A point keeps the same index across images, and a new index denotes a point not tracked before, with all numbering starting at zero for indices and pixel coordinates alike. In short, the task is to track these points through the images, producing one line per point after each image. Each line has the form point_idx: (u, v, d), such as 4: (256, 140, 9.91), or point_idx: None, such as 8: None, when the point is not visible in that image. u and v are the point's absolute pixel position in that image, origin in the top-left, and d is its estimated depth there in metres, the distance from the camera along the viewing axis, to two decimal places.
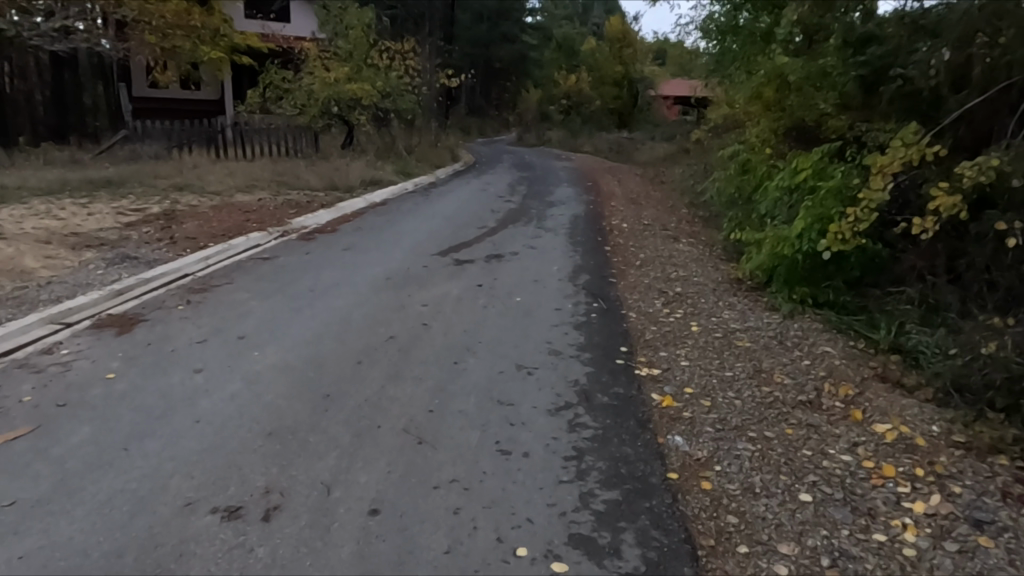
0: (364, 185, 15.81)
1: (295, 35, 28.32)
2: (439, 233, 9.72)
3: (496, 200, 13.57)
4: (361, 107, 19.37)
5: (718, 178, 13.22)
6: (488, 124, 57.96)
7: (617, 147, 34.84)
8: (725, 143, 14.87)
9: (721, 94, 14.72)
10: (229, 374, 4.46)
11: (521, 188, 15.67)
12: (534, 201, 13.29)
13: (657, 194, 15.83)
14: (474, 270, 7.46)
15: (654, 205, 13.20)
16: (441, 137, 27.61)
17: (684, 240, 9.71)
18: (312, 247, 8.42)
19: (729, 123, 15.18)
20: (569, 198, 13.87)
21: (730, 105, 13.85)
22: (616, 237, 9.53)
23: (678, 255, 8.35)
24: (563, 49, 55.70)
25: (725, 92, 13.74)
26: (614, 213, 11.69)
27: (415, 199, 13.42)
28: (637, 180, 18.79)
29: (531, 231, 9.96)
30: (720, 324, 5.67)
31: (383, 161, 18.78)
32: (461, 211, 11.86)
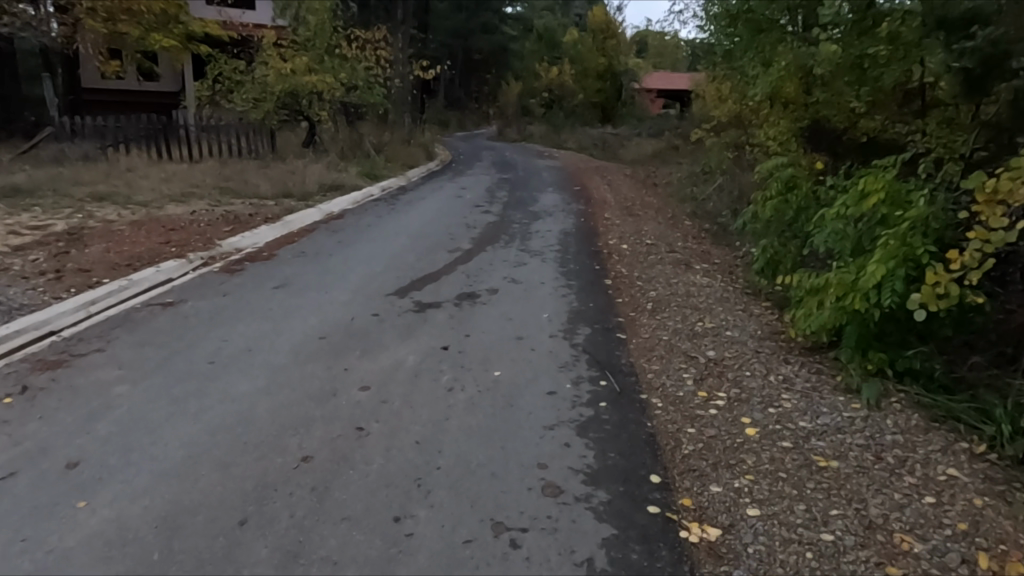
0: (325, 192, 14.00)
1: (255, 22, 26.22)
2: (400, 260, 7.97)
3: (472, 210, 11.81)
4: (323, 102, 17.46)
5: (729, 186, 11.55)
6: (467, 118, 55.97)
7: (603, 143, 33.15)
8: (730, 146, 13.27)
9: (727, 91, 13.04)
10: (8, 563, 2.67)
11: (501, 195, 13.92)
12: (516, 212, 11.56)
13: (654, 201, 14.16)
14: (439, 321, 5.73)
15: (654, 218, 11.53)
16: (416, 134, 25.76)
17: (697, 267, 8.04)
18: (234, 285, 6.62)
19: (734, 122, 13.53)
20: (555, 207, 12.15)
21: (739, 103, 12.18)
22: (616, 265, 7.84)
23: (696, 293, 6.68)
24: (544, 41, 53.88)
25: (735, 89, 12.06)
26: (610, 229, 9.99)
27: (380, 209, 11.66)
28: (628, 183, 17.13)
29: (512, 255, 8.25)
30: (783, 422, 3.99)
31: (347, 162, 16.88)
32: (431, 226, 10.11)
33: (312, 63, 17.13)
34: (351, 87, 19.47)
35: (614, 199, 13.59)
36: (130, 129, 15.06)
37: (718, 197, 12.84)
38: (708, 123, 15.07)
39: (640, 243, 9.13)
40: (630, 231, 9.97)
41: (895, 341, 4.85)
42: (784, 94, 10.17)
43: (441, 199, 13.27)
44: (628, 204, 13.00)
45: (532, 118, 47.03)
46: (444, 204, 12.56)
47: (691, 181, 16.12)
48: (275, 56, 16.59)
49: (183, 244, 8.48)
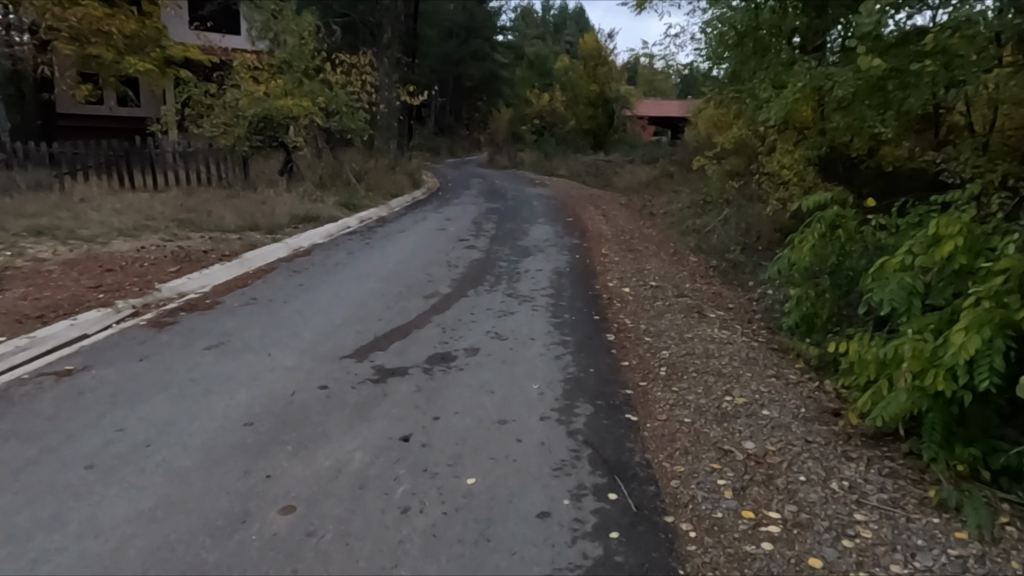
0: (296, 224, 12.92)
1: (235, 46, 25.27)
2: (367, 306, 6.84)
3: (455, 244, 10.72)
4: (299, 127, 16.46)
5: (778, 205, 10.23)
6: (457, 145, 55.29)
7: (595, 170, 32.34)
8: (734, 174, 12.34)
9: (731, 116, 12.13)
10: None
11: (488, 227, 12.86)
12: (504, 248, 10.48)
13: (654, 234, 13.12)
14: (403, 395, 4.58)
15: (656, 253, 10.50)
16: (402, 161, 24.79)
17: (710, 316, 6.97)
18: (157, 344, 5.45)
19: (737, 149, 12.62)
20: (547, 241, 11.09)
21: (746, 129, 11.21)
22: (619, 314, 6.73)
23: (716, 353, 5.57)
24: (535, 68, 53.50)
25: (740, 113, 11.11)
26: (609, 267, 8.92)
27: (353, 244, 10.56)
28: (624, 214, 16.17)
29: (497, 301, 7.14)
30: (867, 566, 2.85)
31: (324, 191, 15.81)
32: (408, 263, 8.99)
33: (288, 87, 16.12)
34: (331, 112, 18.50)
35: (610, 231, 12.58)
36: (88, 155, 13.82)
37: (723, 231, 11.82)
38: (711, 150, 14.11)
39: (642, 284, 8.04)
40: (630, 269, 8.89)
41: (988, 432, 3.72)
42: (800, 118, 9.21)
43: (424, 231, 12.19)
44: (627, 236, 12.00)
45: (522, 145, 46.35)
46: (426, 237, 11.50)
47: (691, 213, 15.14)
48: (247, 79, 15.56)
49: (115, 289, 7.29)
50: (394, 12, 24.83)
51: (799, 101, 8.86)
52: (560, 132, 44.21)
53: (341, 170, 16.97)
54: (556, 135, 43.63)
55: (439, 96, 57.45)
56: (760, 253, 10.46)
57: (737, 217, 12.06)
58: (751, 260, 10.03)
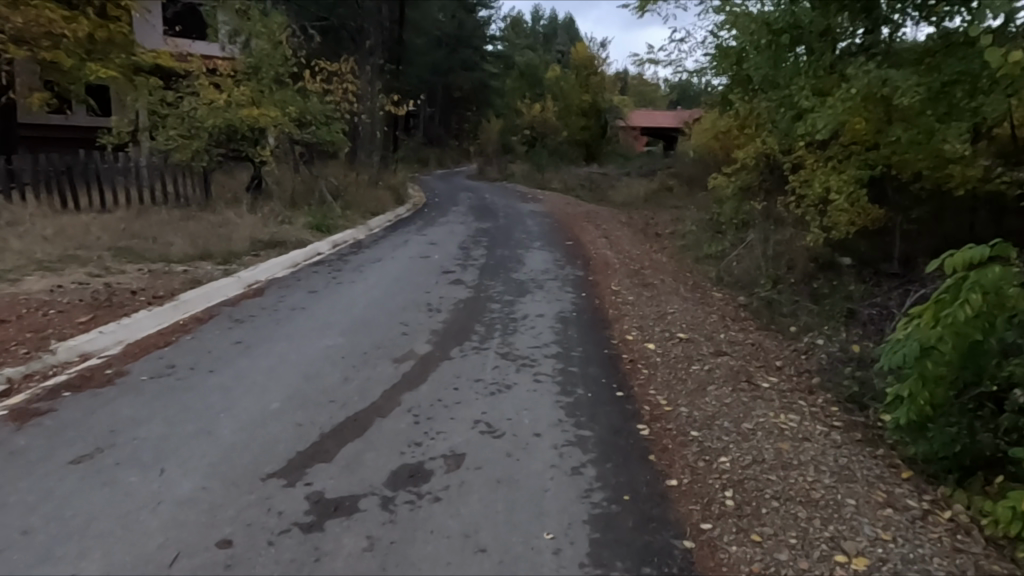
0: (258, 251, 11.31)
1: (205, 51, 23.51)
2: (318, 377, 5.23)
3: (437, 278, 9.14)
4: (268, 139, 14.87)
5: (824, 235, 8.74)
6: (445, 157, 53.69)
7: (589, 182, 30.95)
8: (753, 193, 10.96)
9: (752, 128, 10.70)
10: None
11: (477, 254, 11.28)
12: (496, 282, 8.90)
13: (664, 261, 11.61)
14: (345, 563, 2.97)
15: (675, 288, 8.96)
16: (384, 175, 23.23)
17: (756, 384, 5.47)
18: (4, 456, 3.81)
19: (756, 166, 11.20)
20: (546, 273, 9.53)
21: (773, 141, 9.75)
22: (649, 387, 5.15)
23: (794, 459, 4.01)
24: (526, 78, 52.20)
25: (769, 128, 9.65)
26: (625, 311, 7.37)
27: (319, 278, 8.97)
28: (626, 235, 14.71)
29: (487, 365, 5.56)
30: None
31: (294, 211, 14.20)
32: (378, 307, 7.40)
33: (254, 96, 14.50)
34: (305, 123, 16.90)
35: (618, 259, 11.05)
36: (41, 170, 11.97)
37: (747, 258, 10.32)
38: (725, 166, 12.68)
39: (668, 337, 6.49)
40: (649, 315, 7.32)
41: None
42: (850, 131, 7.75)
43: (404, 259, 10.63)
44: (637, 266, 10.49)
45: (513, 156, 44.87)
46: (405, 267, 9.93)
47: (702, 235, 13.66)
48: (207, 86, 13.87)
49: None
50: (376, 16, 23.32)
51: (851, 112, 7.42)
52: (552, 143, 42.77)
53: (314, 186, 15.36)
54: (548, 147, 42.23)
55: (427, 106, 55.90)
56: (794, 288, 8.97)
57: (761, 244, 10.58)
58: (787, 297, 8.52)
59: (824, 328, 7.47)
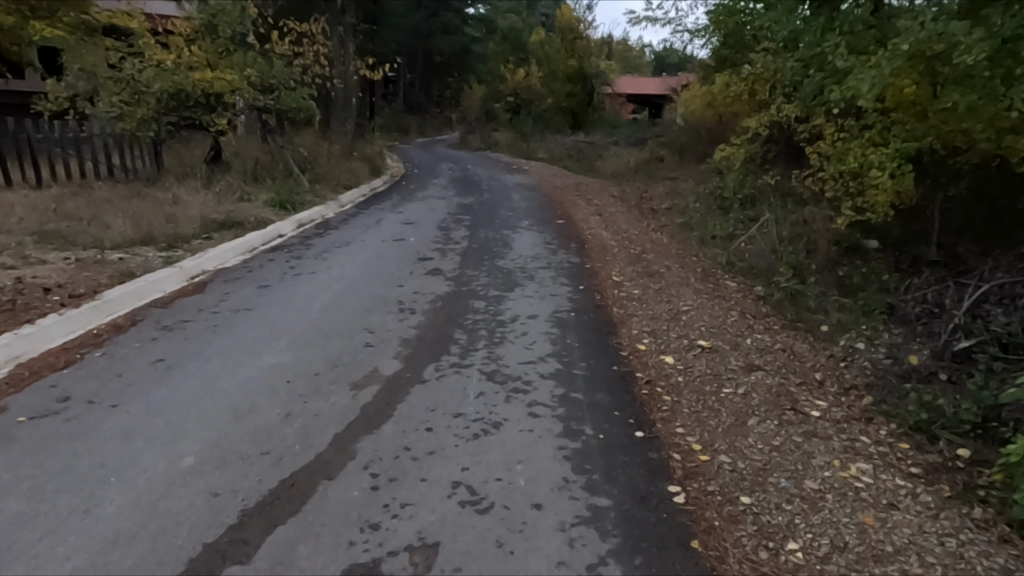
0: (212, 234, 10.03)
1: (162, 11, 21.64)
2: (252, 414, 4.08)
3: (412, 267, 7.95)
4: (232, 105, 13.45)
5: (855, 216, 7.65)
6: (426, 125, 51.80)
7: (577, 152, 29.64)
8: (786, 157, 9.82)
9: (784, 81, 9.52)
10: None
11: (458, 235, 10.09)
12: (480, 271, 7.76)
13: (666, 242, 10.50)
14: None
15: (685, 278, 7.86)
16: (360, 145, 21.78)
17: (802, 411, 4.44)
18: None
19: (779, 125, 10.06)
20: (536, 260, 8.38)
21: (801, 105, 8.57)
22: (676, 424, 4.07)
23: (886, 544, 2.96)
24: (509, 41, 50.20)
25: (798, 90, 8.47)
26: (632, 311, 6.27)
27: (275, 268, 7.75)
28: (622, 212, 13.56)
29: (470, 392, 4.44)
30: None
31: (256, 187, 12.87)
32: (339, 308, 6.22)
33: (209, 57, 13.02)
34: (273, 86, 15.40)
35: (617, 241, 9.91)
36: None
37: (761, 241, 9.25)
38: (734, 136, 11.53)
39: (688, 347, 5.39)
40: (660, 315, 6.22)
41: None
42: (894, 95, 6.60)
43: (376, 243, 9.42)
44: (638, 249, 9.36)
45: (496, 124, 43.25)
46: (375, 253, 8.73)
47: (705, 212, 12.54)
48: (153, 45, 12.43)
49: None
50: None
51: (897, 73, 6.27)
52: (537, 110, 41.15)
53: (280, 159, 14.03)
54: (533, 114, 40.65)
55: (406, 73, 53.77)
56: (819, 277, 7.93)
57: (776, 224, 9.50)
58: (813, 288, 7.47)
59: (861, 328, 6.45)
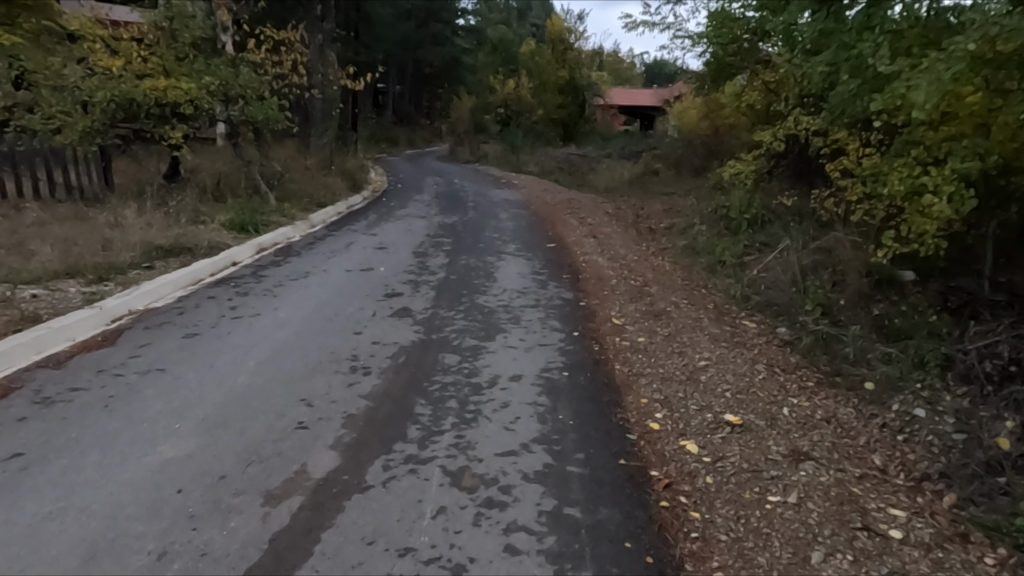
0: (155, 263, 8.81)
1: (128, 18, 20.45)
2: (115, 552, 2.88)
3: (376, 306, 6.76)
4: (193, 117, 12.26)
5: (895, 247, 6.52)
6: (415, 137, 50.69)
7: (569, 164, 28.63)
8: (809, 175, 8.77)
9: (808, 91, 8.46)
10: None
11: (435, 264, 8.90)
12: (455, 312, 6.58)
13: (669, 270, 9.35)
14: None
15: (696, 318, 6.71)
16: (340, 159, 20.63)
17: (876, 528, 3.29)
18: None
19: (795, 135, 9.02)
20: (521, 296, 7.20)
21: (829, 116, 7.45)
22: (712, 567, 2.91)
23: None
24: (499, 52, 49.38)
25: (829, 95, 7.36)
26: (639, 370, 5.09)
27: (212, 310, 6.53)
28: (618, 232, 12.45)
29: (425, 508, 3.26)
30: None
31: (215, 206, 11.65)
32: (276, 367, 5.02)
33: (166, 61, 11.85)
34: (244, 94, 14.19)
35: (615, 269, 8.77)
36: None
37: (779, 271, 8.12)
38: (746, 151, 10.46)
39: (713, 424, 4.22)
40: (673, 373, 5.05)
41: None
42: (949, 108, 5.45)
43: (339, 274, 8.24)
44: (639, 280, 8.21)
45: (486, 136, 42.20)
46: (336, 288, 7.54)
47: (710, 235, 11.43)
48: (100, 51, 11.26)
49: None
50: None
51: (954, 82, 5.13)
52: (527, 122, 40.15)
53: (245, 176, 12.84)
54: (523, 126, 39.64)
55: (394, 84, 52.77)
56: (851, 318, 6.81)
57: (795, 251, 8.39)
58: (848, 332, 6.34)
59: (916, 387, 5.31)
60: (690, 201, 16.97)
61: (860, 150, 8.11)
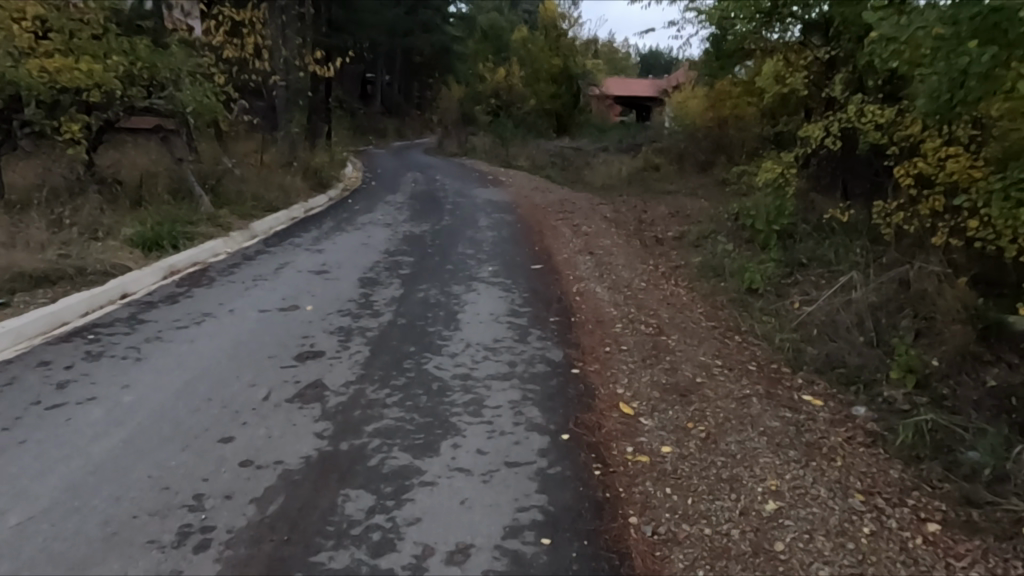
0: (13, 298, 6.69)
1: None
2: None
3: (276, 380, 4.65)
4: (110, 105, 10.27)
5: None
6: (402, 129, 48.34)
7: (562, 158, 26.48)
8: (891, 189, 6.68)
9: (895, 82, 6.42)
10: None
11: (382, 298, 6.78)
12: (387, 392, 4.48)
13: (688, 304, 7.27)
14: None
15: (739, 395, 4.64)
16: (307, 154, 18.47)
17: None
18: None
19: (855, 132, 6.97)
20: (489, 359, 5.09)
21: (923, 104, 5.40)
22: None
23: None
24: (490, 40, 47.09)
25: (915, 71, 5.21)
26: (671, 534, 3.07)
27: (26, 390, 4.38)
28: (619, 245, 10.36)
29: None
30: None
31: (128, 215, 9.54)
32: (48, 538, 2.92)
33: (65, 37, 9.75)
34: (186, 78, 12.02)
35: (619, 306, 6.67)
36: None
37: (839, 313, 6.08)
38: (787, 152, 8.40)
39: None
40: (727, 540, 3.03)
41: None
42: None
43: (247, 318, 6.10)
44: (652, 325, 6.13)
45: (476, 127, 39.95)
46: (232, 343, 5.41)
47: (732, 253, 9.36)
48: None
49: None
50: None
51: None
52: (519, 113, 37.92)
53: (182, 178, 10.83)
54: (514, 117, 37.41)
55: (381, 73, 50.47)
56: (959, 395, 4.79)
57: (858, 285, 6.35)
58: (969, 427, 4.33)
59: None
60: (701, 206, 14.86)
61: (940, 149, 6.09)
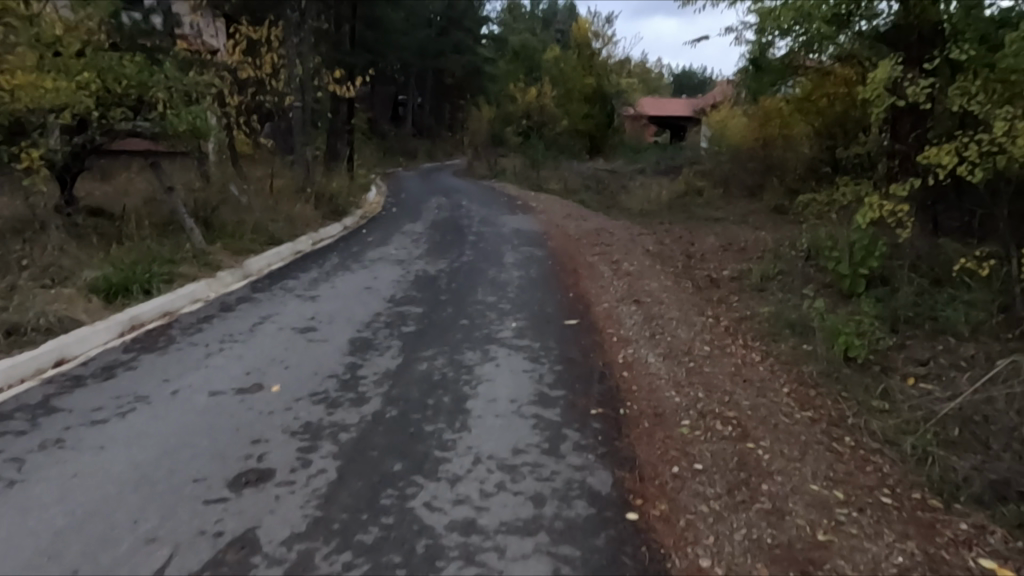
0: None
1: None
2: None
3: (187, 531, 3.15)
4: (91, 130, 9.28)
5: None
6: (432, 150, 47.40)
7: (596, 180, 24.99)
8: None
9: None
10: None
11: (373, 372, 5.29)
12: (346, 561, 2.94)
13: (768, 380, 5.61)
14: None
15: (889, 569, 3.00)
16: (323, 179, 17.30)
17: None
18: None
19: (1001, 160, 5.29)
20: (504, 489, 3.52)
21: None
22: None
23: None
24: (521, 59, 46.18)
25: None
26: None
27: None
28: (667, 289, 8.76)
29: None
30: None
31: (98, 256, 8.28)
32: None
33: (37, 48, 8.65)
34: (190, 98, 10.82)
35: (682, 388, 5.05)
36: None
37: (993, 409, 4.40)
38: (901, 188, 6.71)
39: None
40: None
41: None
42: None
43: (192, 405, 4.63)
44: (730, 422, 4.49)
45: (506, 148, 38.76)
46: (154, 453, 3.92)
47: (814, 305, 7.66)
48: None
49: None
50: None
51: None
52: (550, 133, 36.61)
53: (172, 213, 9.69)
54: (545, 138, 36.10)
55: (411, 94, 49.81)
56: None
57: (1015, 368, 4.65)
58: None
59: None
60: (757, 237, 13.12)
61: None
